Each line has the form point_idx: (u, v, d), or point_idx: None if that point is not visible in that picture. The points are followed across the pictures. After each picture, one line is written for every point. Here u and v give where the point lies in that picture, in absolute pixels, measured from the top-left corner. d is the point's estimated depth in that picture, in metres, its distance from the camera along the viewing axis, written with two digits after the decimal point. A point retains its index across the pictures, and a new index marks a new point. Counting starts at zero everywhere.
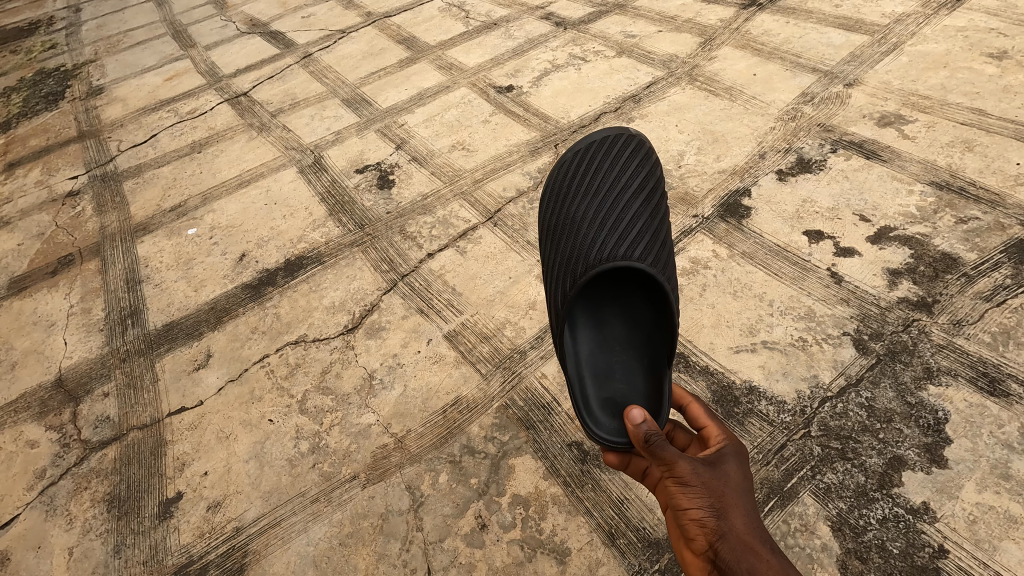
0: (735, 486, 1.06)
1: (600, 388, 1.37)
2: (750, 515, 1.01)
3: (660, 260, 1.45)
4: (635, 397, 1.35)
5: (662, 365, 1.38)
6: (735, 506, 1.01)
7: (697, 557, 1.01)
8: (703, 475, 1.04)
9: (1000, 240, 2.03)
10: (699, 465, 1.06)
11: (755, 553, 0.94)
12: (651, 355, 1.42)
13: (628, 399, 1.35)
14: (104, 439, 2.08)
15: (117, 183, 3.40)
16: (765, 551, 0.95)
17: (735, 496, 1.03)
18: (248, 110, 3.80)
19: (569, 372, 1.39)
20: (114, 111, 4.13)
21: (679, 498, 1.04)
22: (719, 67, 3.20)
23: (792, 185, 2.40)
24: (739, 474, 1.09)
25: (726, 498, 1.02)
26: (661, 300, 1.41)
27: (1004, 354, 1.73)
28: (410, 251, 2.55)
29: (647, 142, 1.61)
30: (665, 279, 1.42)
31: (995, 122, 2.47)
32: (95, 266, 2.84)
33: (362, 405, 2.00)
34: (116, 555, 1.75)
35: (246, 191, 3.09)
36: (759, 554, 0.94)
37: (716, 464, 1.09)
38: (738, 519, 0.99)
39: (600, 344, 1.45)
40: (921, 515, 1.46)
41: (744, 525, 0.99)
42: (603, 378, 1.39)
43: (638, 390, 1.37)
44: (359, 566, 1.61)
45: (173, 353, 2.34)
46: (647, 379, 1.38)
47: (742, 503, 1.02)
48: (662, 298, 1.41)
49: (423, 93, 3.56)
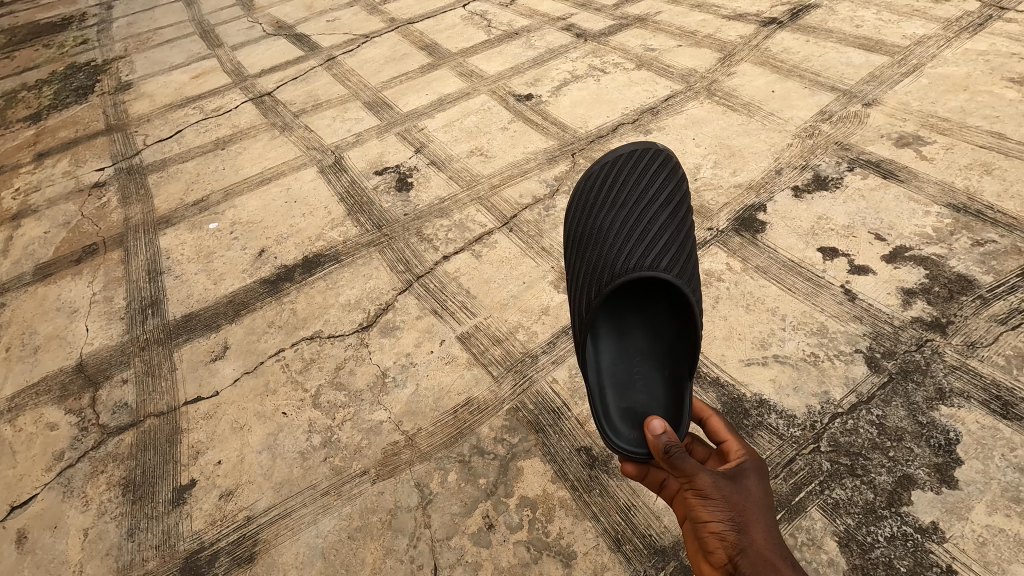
0: (756, 500, 1.07)
1: (620, 397, 1.40)
2: (770, 529, 1.02)
3: (685, 272, 1.47)
4: (654, 409, 1.38)
5: (683, 377, 1.40)
6: (755, 520, 1.02)
7: (715, 570, 1.02)
8: (724, 488, 1.05)
9: (1016, 264, 2.03)
10: (720, 478, 1.07)
11: (774, 567, 0.94)
12: (673, 367, 1.44)
13: (648, 410, 1.37)
14: (121, 425, 2.12)
15: (142, 176, 3.48)
16: (785, 566, 0.95)
17: (756, 510, 1.04)
18: (272, 110, 3.88)
19: (590, 381, 1.41)
20: (142, 106, 4.24)
21: (699, 511, 1.05)
22: (738, 82, 3.22)
23: (808, 202, 2.42)
24: (760, 490, 1.10)
25: (747, 511, 1.03)
26: (685, 312, 1.43)
27: (1018, 377, 1.73)
28: (426, 253, 2.59)
29: (674, 155, 1.63)
30: (690, 291, 1.43)
31: (1014, 146, 2.47)
32: (118, 256, 2.91)
33: (374, 402, 2.03)
34: (130, 539, 1.79)
35: (267, 188, 3.16)
36: (778, 568, 0.94)
37: (737, 478, 1.10)
38: (758, 533, 1.00)
39: (621, 354, 1.47)
40: (930, 535, 1.46)
41: (763, 539, 0.99)
42: (624, 388, 1.42)
43: (658, 401, 1.39)
44: (367, 560, 1.64)
45: (191, 343, 2.39)
46: (667, 390, 1.40)
47: (762, 518, 1.03)
48: (685, 311, 1.43)
49: (443, 99, 3.61)
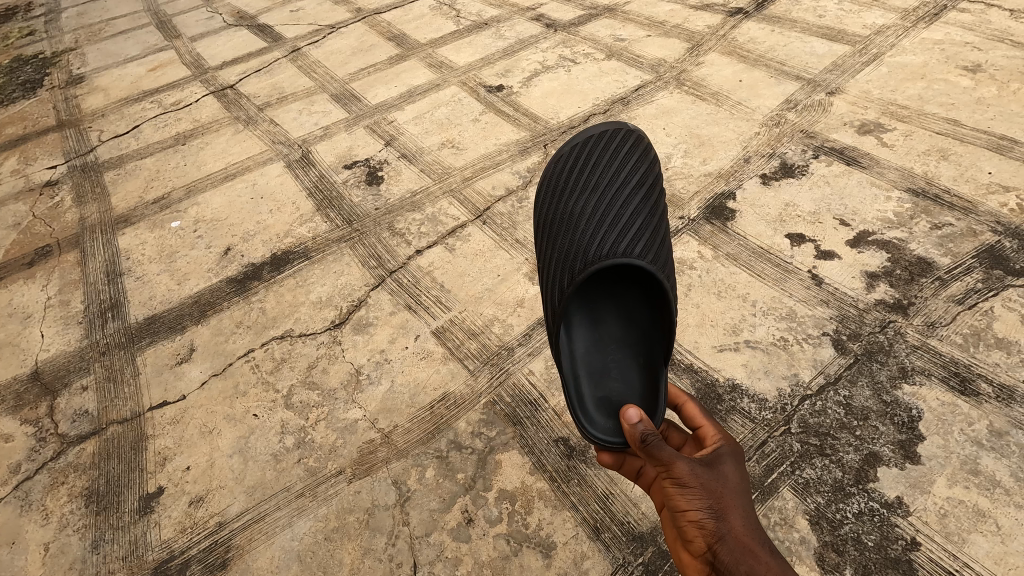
0: (733, 486, 1.08)
1: (595, 387, 1.40)
2: (748, 515, 1.03)
3: (659, 258, 1.48)
4: (630, 397, 1.38)
5: (659, 365, 1.42)
6: (734, 507, 1.03)
7: (695, 559, 1.03)
8: (701, 476, 1.06)
9: (971, 246, 2.10)
10: (697, 466, 1.08)
11: (754, 554, 0.95)
12: (647, 354, 1.45)
13: (625, 398, 1.38)
14: (82, 434, 2.03)
15: (98, 174, 3.33)
16: (765, 554, 0.96)
17: (733, 496, 1.05)
18: (235, 103, 3.75)
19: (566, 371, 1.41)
20: (95, 100, 4.05)
21: (678, 500, 1.06)
22: (707, 72, 3.25)
23: (776, 189, 2.46)
24: (736, 475, 1.11)
25: (725, 499, 1.04)
26: (658, 297, 1.44)
27: (974, 354, 1.80)
28: (398, 248, 2.55)
29: (645, 137, 1.63)
30: (665, 277, 1.44)
31: (969, 132, 2.55)
32: (74, 258, 2.78)
33: (348, 401, 1.99)
34: (94, 551, 1.72)
35: (232, 184, 3.06)
36: (758, 555, 0.95)
37: (714, 465, 1.11)
38: (737, 520, 1.01)
39: (596, 342, 1.47)
40: (895, 509, 1.51)
41: (743, 526, 1.00)
42: (599, 376, 1.42)
43: (634, 389, 1.39)
44: (345, 561, 1.61)
45: (155, 346, 2.30)
46: (643, 378, 1.41)
47: (741, 504, 1.04)
48: (659, 297, 1.44)
49: (413, 90, 3.55)
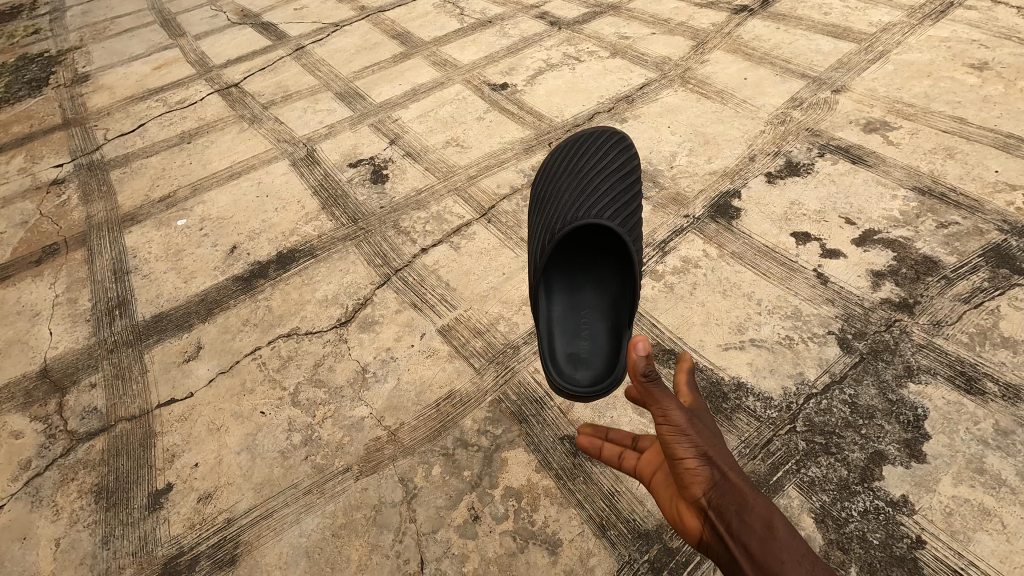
0: (717, 434, 1.08)
1: (566, 347, 1.55)
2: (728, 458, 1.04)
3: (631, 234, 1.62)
4: (596, 358, 1.52)
5: (624, 331, 1.54)
6: (722, 452, 1.03)
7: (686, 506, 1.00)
8: (694, 421, 1.04)
9: (978, 244, 2.10)
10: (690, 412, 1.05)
11: (746, 493, 0.95)
12: (616, 322, 1.58)
13: (590, 358, 1.52)
14: (91, 430, 2.05)
15: (104, 172, 3.35)
16: (754, 493, 0.96)
17: (718, 442, 1.05)
18: (240, 102, 3.76)
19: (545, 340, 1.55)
20: (101, 98, 4.06)
21: (673, 446, 1.02)
22: (712, 70, 3.25)
23: (781, 188, 2.46)
24: (714, 425, 1.12)
25: (714, 443, 1.03)
26: (629, 268, 1.58)
27: (980, 353, 1.80)
28: (404, 246, 2.56)
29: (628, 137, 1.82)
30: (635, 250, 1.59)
31: (975, 130, 2.55)
32: (82, 256, 2.80)
33: (354, 398, 2.00)
34: (104, 547, 1.73)
35: (238, 183, 3.07)
36: (747, 494, 0.95)
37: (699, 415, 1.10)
38: (726, 465, 1.00)
39: (571, 309, 1.61)
40: (900, 508, 1.52)
41: (731, 470, 1.00)
42: (572, 335, 1.57)
43: (600, 351, 1.53)
44: (353, 557, 1.62)
45: (162, 344, 2.31)
46: (609, 341, 1.55)
47: (725, 449, 1.05)
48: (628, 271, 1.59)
49: (417, 89, 3.56)
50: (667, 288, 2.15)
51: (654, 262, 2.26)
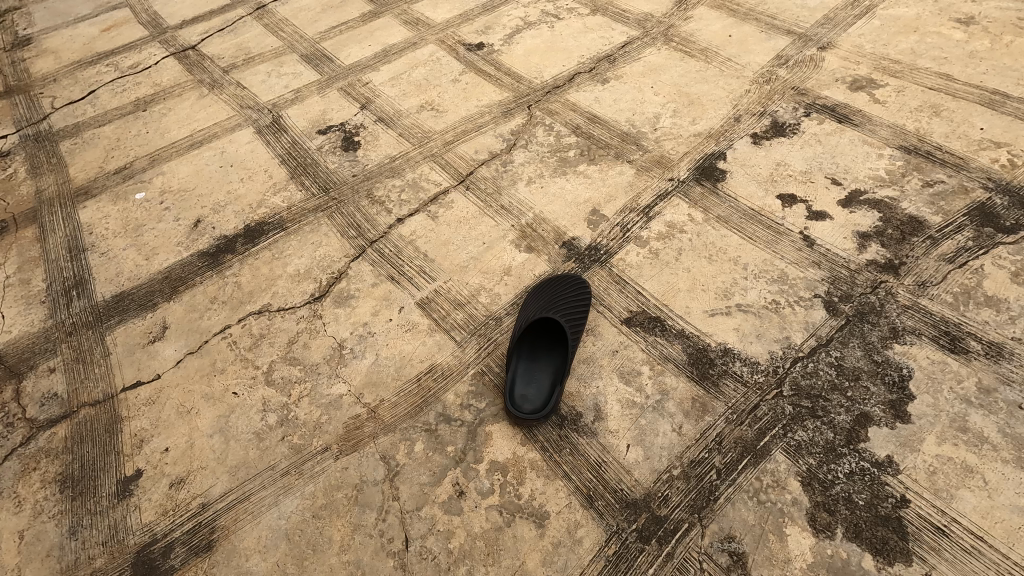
0: None
1: (523, 387, 1.74)
2: None
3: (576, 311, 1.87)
4: (543, 399, 1.70)
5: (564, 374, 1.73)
6: None
7: None
8: None
9: (963, 203, 2.08)
10: None
11: None
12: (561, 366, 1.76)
13: (538, 398, 1.70)
14: (52, 417, 1.94)
15: (53, 144, 3.11)
16: None
17: None
18: (198, 66, 3.51)
19: (508, 365, 1.75)
20: (45, 63, 3.76)
21: None
22: (695, 27, 3.12)
23: (766, 149, 2.39)
24: None
25: None
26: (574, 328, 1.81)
27: (965, 313, 1.79)
28: (378, 216, 2.44)
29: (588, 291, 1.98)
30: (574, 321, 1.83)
31: (961, 87, 2.50)
32: (33, 233, 2.61)
33: (332, 375, 1.93)
34: (72, 538, 1.66)
35: (199, 153, 2.88)
36: None
37: None
38: None
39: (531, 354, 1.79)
40: (885, 468, 1.52)
41: None
42: (527, 380, 1.75)
43: (545, 392, 1.71)
44: (334, 538, 1.58)
45: (125, 325, 2.19)
46: (552, 384, 1.73)
47: None
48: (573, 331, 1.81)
49: (388, 49, 3.36)
50: (651, 254, 2.10)
51: (639, 227, 2.19)
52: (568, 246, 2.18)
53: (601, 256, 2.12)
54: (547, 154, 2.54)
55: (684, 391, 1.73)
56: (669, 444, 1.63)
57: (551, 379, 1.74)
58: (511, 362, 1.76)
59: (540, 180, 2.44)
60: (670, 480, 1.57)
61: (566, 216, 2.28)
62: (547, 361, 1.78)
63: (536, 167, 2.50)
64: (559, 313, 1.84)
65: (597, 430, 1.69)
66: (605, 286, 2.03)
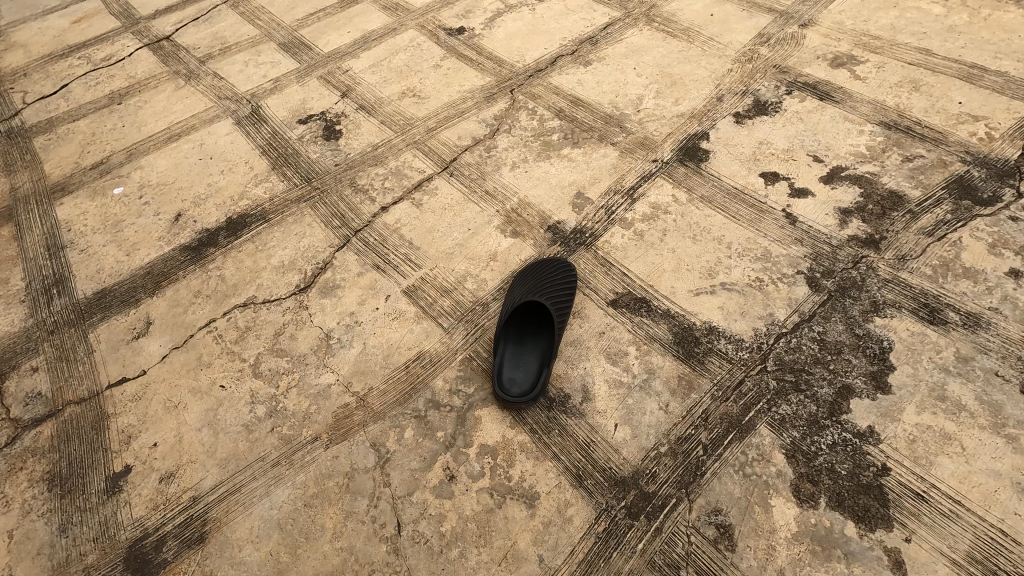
0: None
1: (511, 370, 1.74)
2: None
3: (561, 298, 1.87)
4: (531, 382, 1.71)
5: (550, 357, 1.74)
6: None
7: None
8: None
9: (942, 177, 2.10)
10: None
11: None
12: (547, 350, 1.76)
13: (526, 381, 1.71)
14: (37, 416, 1.92)
15: (26, 140, 3.04)
16: None
17: None
18: (173, 56, 3.43)
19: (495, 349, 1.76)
20: (14, 58, 3.65)
21: None
22: (677, 7, 3.10)
23: (749, 128, 2.40)
24: None
25: None
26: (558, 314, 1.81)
27: (944, 285, 1.82)
28: (362, 205, 2.42)
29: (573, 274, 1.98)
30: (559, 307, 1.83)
31: (940, 62, 2.51)
32: (9, 232, 2.56)
33: (319, 365, 1.92)
34: (63, 535, 1.65)
35: (177, 145, 2.83)
36: None
37: None
38: None
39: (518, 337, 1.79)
40: (867, 438, 1.55)
41: None
42: (515, 363, 1.75)
43: (532, 375, 1.72)
44: (327, 525, 1.59)
45: (107, 322, 2.16)
46: (539, 367, 1.73)
47: None
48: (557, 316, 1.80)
49: (367, 36, 3.30)
50: (636, 236, 2.10)
51: (624, 209, 2.19)
52: (553, 230, 2.17)
53: (587, 239, 2.12)
54: (530, 138, 2.53)
55: (670, 370, 1.75)
56: (656, 422, 1.65)
57: (538, 363, 1.74)
58: (499, 346, 1.77)
59: (525, 164, 2.43)
60: (658, 457, 1.59)
61: (551, 200, 2.27)
62: (534, 345, 1.78)
63: (519, 151, 2.48)
64: (545, 297, 1.84)
65: (585, 410, 1.70)
66: (591, 269, 2.04)
